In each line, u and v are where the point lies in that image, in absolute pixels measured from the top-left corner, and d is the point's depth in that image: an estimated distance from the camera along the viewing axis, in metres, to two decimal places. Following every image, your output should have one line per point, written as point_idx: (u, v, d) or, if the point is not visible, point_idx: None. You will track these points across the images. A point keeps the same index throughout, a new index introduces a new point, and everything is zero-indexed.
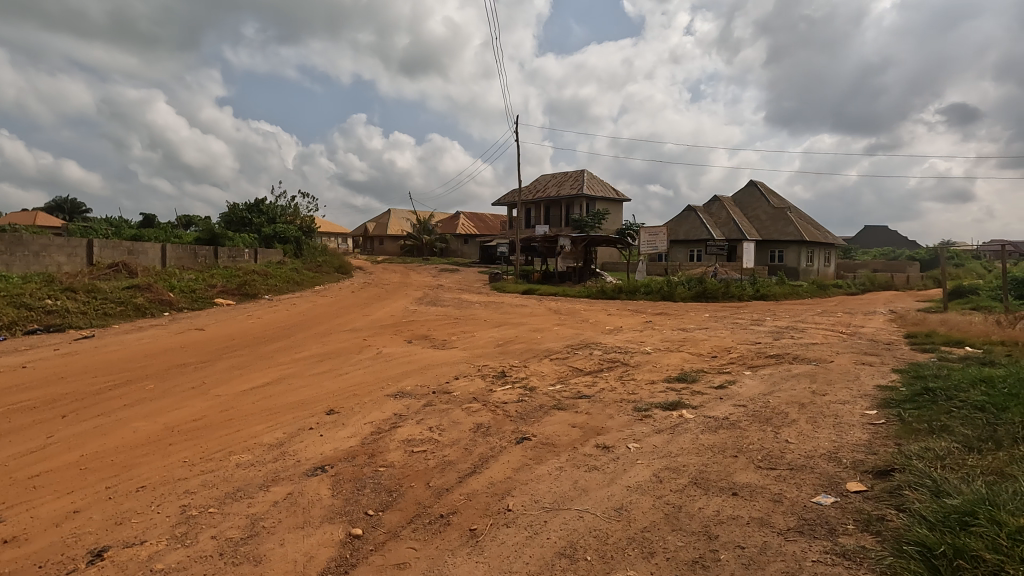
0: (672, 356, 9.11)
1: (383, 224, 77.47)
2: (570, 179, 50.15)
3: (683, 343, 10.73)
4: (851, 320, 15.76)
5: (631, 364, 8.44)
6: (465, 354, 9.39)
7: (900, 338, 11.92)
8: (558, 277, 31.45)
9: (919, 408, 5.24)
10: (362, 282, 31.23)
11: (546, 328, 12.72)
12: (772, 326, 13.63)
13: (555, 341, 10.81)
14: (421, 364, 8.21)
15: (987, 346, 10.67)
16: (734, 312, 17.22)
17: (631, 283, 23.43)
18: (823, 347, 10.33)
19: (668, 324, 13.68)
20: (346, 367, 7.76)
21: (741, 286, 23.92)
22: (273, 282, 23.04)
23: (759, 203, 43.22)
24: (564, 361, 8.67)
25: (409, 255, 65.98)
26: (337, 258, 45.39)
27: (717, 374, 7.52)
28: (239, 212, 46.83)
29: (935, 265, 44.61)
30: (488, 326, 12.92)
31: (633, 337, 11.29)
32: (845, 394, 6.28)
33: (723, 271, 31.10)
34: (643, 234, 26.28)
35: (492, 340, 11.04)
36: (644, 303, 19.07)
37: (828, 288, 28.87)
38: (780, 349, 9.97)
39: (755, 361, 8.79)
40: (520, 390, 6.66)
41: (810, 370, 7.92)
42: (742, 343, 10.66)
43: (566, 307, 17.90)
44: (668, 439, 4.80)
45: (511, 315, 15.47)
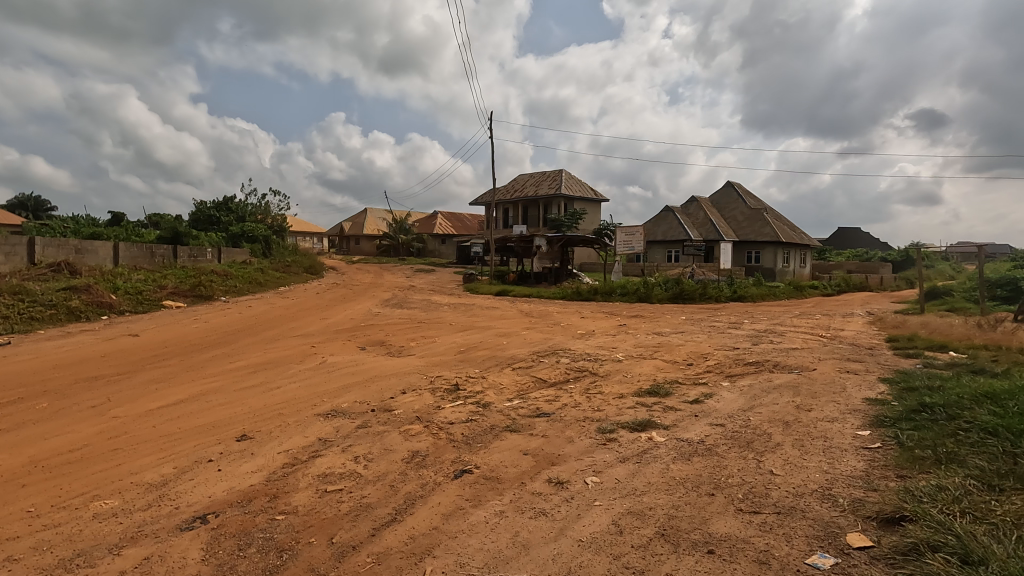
0: (647, 364, 8.43)
1: (360, 223, 76.08)
2: (548, 179, 49.57)
3: (657, 348, 10.07)
4: (831, 322, 15.34)
5: (601, 374, 7.73)
6: (421, 363, 8.56)
7: (881, 342, 11.46)
8: (534, 278, 30.75)
9: (918, 428, 4.62)
10: (331, 283, 30.11)
11: (514, 332, 11.97)
12: (750, 330, 13.11)
13: (522, 347, 10.04)
14: (368, 375, 7.38)
15: (971, 351, 10.26)
16: (712, 314, 16.70)
17: (607, 284, 22.84)
18: (804, 353, 9.77)
19: (643, 328, 13.02)
20: (282, 379, 6.88)
21: (719, 288, 23.52)
22: (233, 283, 21.90)
23: (737, 204, 43.14)
24: (528, 371, 7.92)
25: (384, 255, 64.73)
26: (308, 258, 44.09)
27: (693, 386, 6.83)
28: (206, 210, 45.23)
29: (908, 266, 45.03)
30: (453, 331, 12.11)
31: (605, 343, 10.57)
32: (833, 410, 5.63)
33: (700, 272, 30.78)
34: (620, 234, 25.72)
35: (454, 346, 10.22)
36: (619, 306, 18.42)
37: (805, 288, 28.71)
38: (759, 355, 9.38)
39: (733, 370, 8.15)
40: (472, 407, 5.88)
41: (792, 379, 7.31)
42: (720, 349, 10.04)
43: (538, 309, 17.16)
44: (634, 471, 4.08)
45: (480, 318, 14.69)
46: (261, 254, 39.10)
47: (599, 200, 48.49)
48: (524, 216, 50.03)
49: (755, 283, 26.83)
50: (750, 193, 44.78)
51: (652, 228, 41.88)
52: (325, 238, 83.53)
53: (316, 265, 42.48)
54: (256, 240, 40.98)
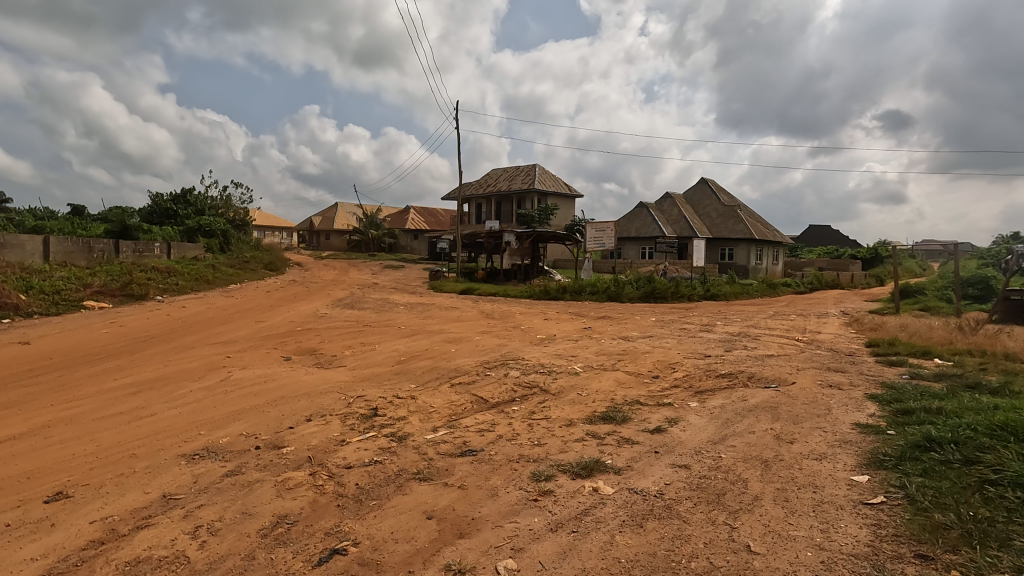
0: (607, 378, 7.37)
1: (329, 217, 73.85)
2: (522, 174, 48.51)
3: (622, 357, 9.02)
4: (806, 323, 14.61)
5: (552, 392, 6.65)
6: (349, 378, 7.36)
7: (861, 348, 10.66)
8: (503, 275, 29.64)
9: (931, 476, 3.68)
10: (289, 279, 28.55)
11: (467, 337, 10.82)
12: (723, 333, 12.22)
13: (471, 356, 8.91)
14: (275, 394, 6.17)
15: (958, 359, 9.48)
16: (684, 315, 15.82)
17: (577, 282, 21.86)
18: (781, 362, 8.85)
19: (610, 331, 12.00)
20: (162, 403, 5.64)
21: (691, 286, 22.77)
22: (176, 281, 20.31)
23: (711, 201, 42.72)
24: (469, 388, 6.79)
25: (354, 251, 62.89)
26: (270, 253, 42.20)
27: (657, 408, 5.80)
28: (162, 203, 43.02)
29: (877, 262, 45.19)
30: (400, 335, 10.95)
31: (565, 350, 9.50)
32: (819, 443, 4.67)
33: (673, 269, 30.03)
34: (590, 230, 24.76)
35: (394, 356, 9.00)
36: (588, 306, 17.44)
37: (778, 287, 28.21)
38: (732, 365, 8.46)
39: (704, 385, 7.14)
40: (383, 442, 4.73)
41: (770, 397, 6.36)
42: (690, 357, 9.05)
43: (501, 310, 16.07)
44: (565, 549, 3.02)
45: (435, 320, 13.53)
46: (218, 249, 37.15)
47: (572, 196, 47.57)
48: (496, 211, 48.87)
49: (728, 281, 26.25)
50: (724, 190, 44.40)
51: (625, 224, 41.16)
52: (294, 233, 80.99)
53: (278, 260, 40.63)
54: (214, 234, 38.91)
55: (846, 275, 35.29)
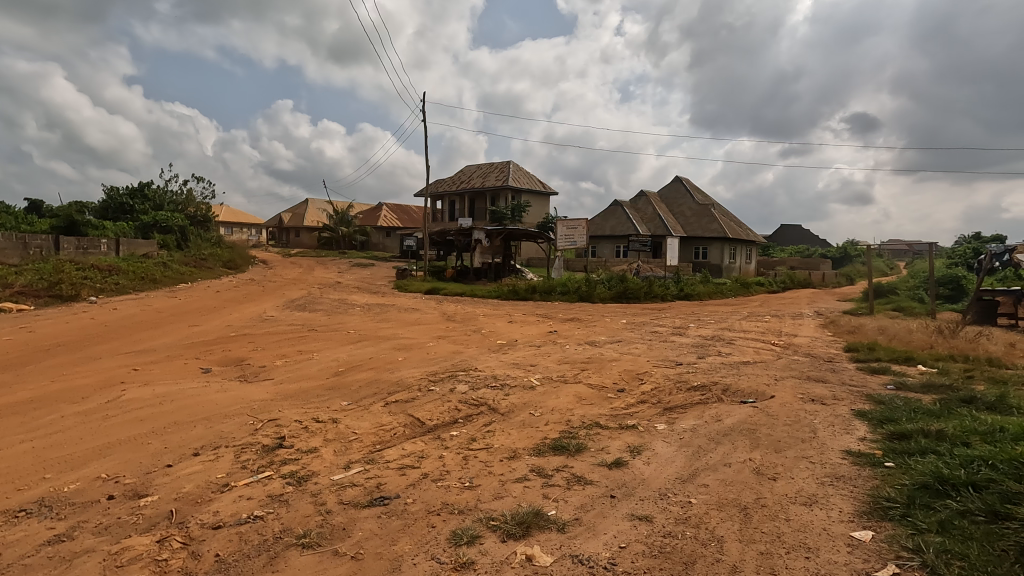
0: (567, 393, 6.52)
1: (300, 214, 71.82)
2: (495, 171, 47.63)
3: (586, 366, 8.18)
4: (781, 325, 14.07)
5: (501, 412, 5.77)
6: (271, 395, 6.37)
7: (840, 353, 10.06)
8: (473, 274, 28.66)
9: (952, 536, 2.91)
10: (247, 278, 27.17)
11: (419, 343, 9.85)
12: (697, 337, 11.51)
13: (419, 366, 7.97)
14: (167, 418, 5.16)
15: (941, 366, 8.92)
16: (656, 317, 15.10)
17: (547, 282, 21.06)
18: (757, 371, 8.13)
19: (576, 336, 11.17)
20: (16, 435, 4.62)
21: (664, 286, 22.18)
22: (117, 280, 18.91)
23: (685, 200, 42.49)
24: (406, 408, 5.87)
25: (323, 249, 61.13)
26: (232, 251, 40.51)
27: (618, 433, 4.98)
28: (118, 198, 41.08)
29: (846, 262, 45.53)
30: (346, 341, 9.95)
31: (524, 359, 8.63)
32: (806, 482, 3.90)
33: (647, 268, 29.53)
34: (561, 228, 23.95)
35: (332, 367, 8.01)
36: (556, 307, 16.64)
37: (751, 286, 27.89)
38: (705, 375, 7.72)
39: (673, 403, 6.34)
40: (275, 487, 3.78)
41: (747, 416, 5.60)
42: (659, 366, 8.26)
43: (465, 312, 15.14)
44: None
45: (390, 323, 12.57)
46: (175, 246, 35.42)
47: (546, 194, 46.83)
48: (469, 208, 47.84)
49: (702, 280, 25.78)
50: (698, 189, 44.20)
51: (598, 223, 40.58)
52: (263, 230, 78.71)
53: (240, 258, 39.02)
54: (171, 230, 37.08)
55: (817, 274, 35.29)
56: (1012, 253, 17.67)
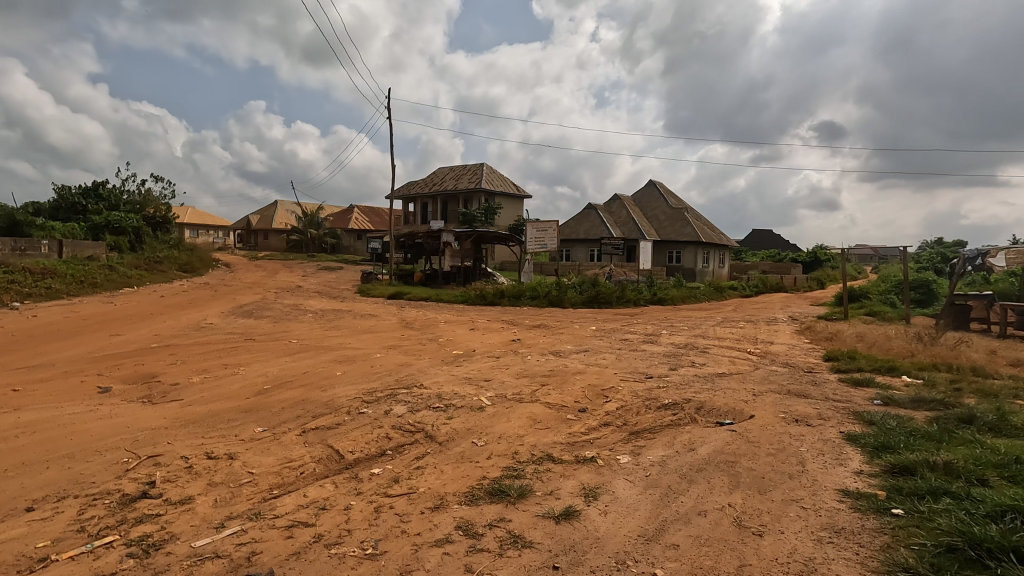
0: (520, 416, 5.65)
1: (268, 215, 69.69)
2: (468, 173, 46.79)
3: (546, 382, 7.32)
4: (756, 332, 13.48)
5: (438, 441, 4.88)
6: (168, 422, 5.36)
7: (819, 363, 9.44)
8: (442, 278, 27.64)
9: None
10: (202, 282, 25.70)
11: (364, 355, 8.86)
12: (669, 346, 10.78)
13: (357, 383, 7.00)
14: (14, 458, 4.14)
15: (926, 377, 8.32)
16: (627, 323, 14.38)
17: (516, 286, 20.22)
18: (734, 385, 7.39)
19: (540, 345, 10.30)
20: None
21: (637, 291, 21.57)
22: (50, 284, 17.43)
23: (659, 203, 42.24)
24: (325, 437, 4.93)
25: (291, 251, 59.32)
26: (192, 254, 38.71)
27: (573, 470, 4.13)
28: (69, 197, 39.02)
29: (817, 266, 45.73)
30: (284, 352, 8.93)
31: (478, 372, 7.73)
32: (800, 539, 3.11)
33: (620, 272, 28.96)
34: (531, 231, 23.13)
35: (256, 384, 6.98)
36: (524, 314, 15.79)
37: (725, 290, 27.55)
38: (677, 390, 6.94)
39: (642, 427, 5.52)
40: (110, 563, 2.84)
41: (725, 443, 4.83)
42: (628, 381, 7.44)
43: (425, 318, 14.19)
44: None
45: (340, 332, 11.59)
46: (129, 248, 33.60)
47: (519, 196, 46.06)
48: (441, 211, 46.77)
49: (675, 283, 25.27)
50: (671, 193, 44.02)
51: (572, 226, 39.95)
52: (230, 232, 76.29)
53: (200, 262, 37.28)
54: (124, 231, 35.15)
55: (789, 278, 35.24)
56: (984, 258, 17.41)
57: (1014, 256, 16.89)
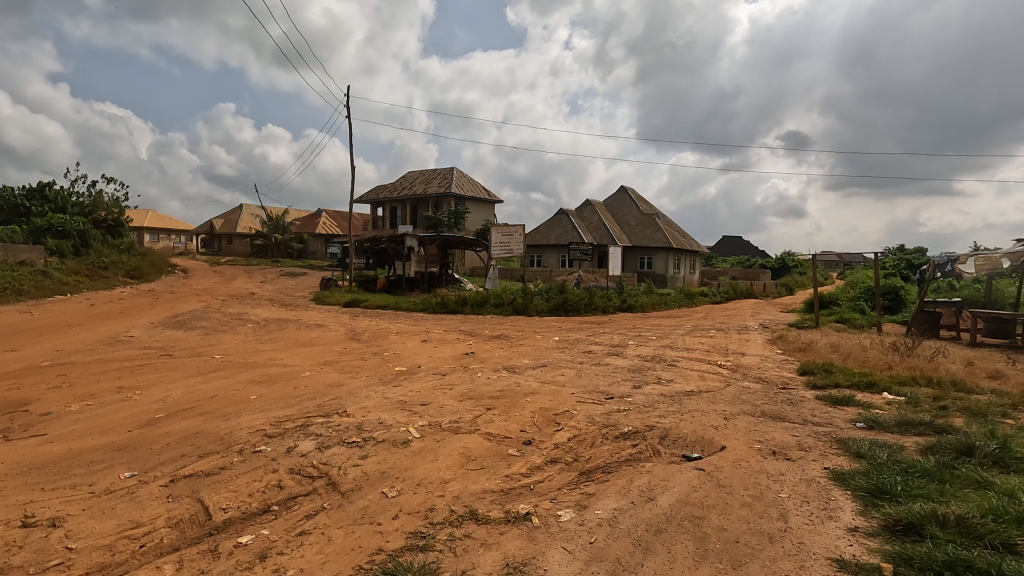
0: (450, 452, 4.72)
1: (232, 219, 67.35)
2: (438, 177, 45.81)
3: (492, 406, 6.39)
4: (727, 342, 12.81)
5: (340, 493, 3.93)
6: (4, 469, 4.27)
7: (793, 377, 8.75)
8: (406, 285, 26.50)
9: None
10: (147, 289, 24.05)
11: (291, 374, 7.79)
12: (635, 359, 9.96)
13: (269, 409, 5.96)
14: None
15: (907, 393, 7.67)
16: (593, 333, 13.58)
17: (480, 293, 19.29)
18: (703, 407, 6.58)
19: (494, 359, 9.36)
20: None
21: (606, 298, 20.86)
22: None
23: (630, 209, 41.90)
24: (198, 489, 3.93)
25: (255, 256, 57.18)
26: (143, 259, 36.67)
27: (498, 537, 3.22)
28: (11, 198, 36.66)
29: (785, 272, 45.98)
30: (198, 371, 7.81)
31: (416, 394, 6.75)
32: None
33: (589, 278, 28.30)
34: (496, 235, 22.21)
35: (147, 412, 5.89)
36: (485, 323, 14.88)
37: (695, 296, 27.11)
38: (640, 415, 6.09)
39: (595, 465, 4.64)
40: None
41: (692, 488, 3.97)
42: (585, 403, 6.56)
43: (376, 329, 13.13)
44: None
45: (277, 345, 10.47)
46: (72, 253, 31.53)
47: (489, 201, 45.19)
48: (409, 215, 45.54)
49: (646, 290, 24.71)
50: (643, 199, 43.76)
51: (543, 231, 39.21)
52: (192, 237, 73.56)
53: (151, 267, 35.35)
54: (68, 235, 32.98)
55: (758, 284, 35.11)
56: (954, 263, 17.15)
57: (983, 262, 16.64)
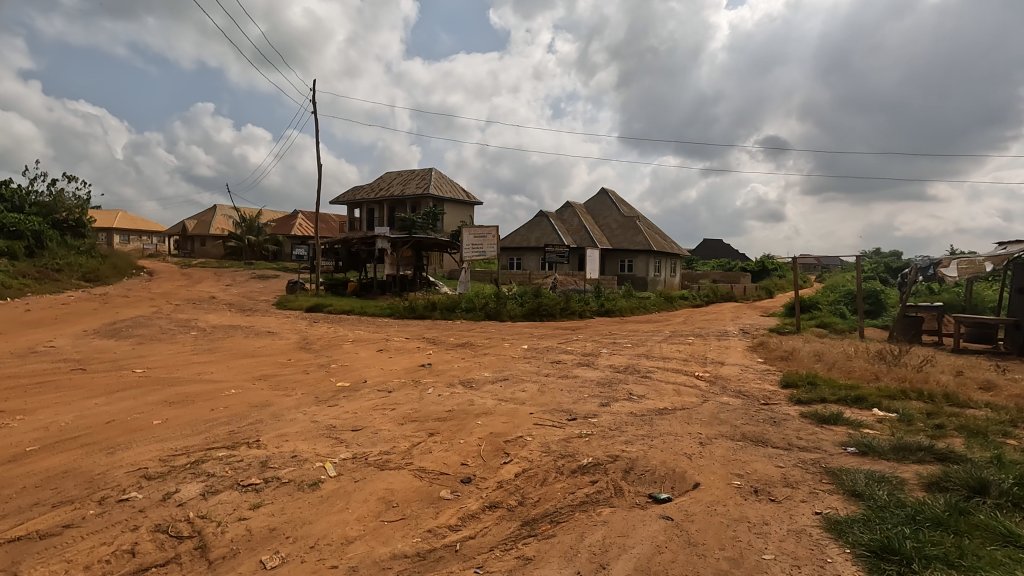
0: (368, 497, 3.87)
1: (205, 221, 65.47)
2: (416, 178, 44.87)
3: (435, 431, 5.53)
4: (706, 349, 12.13)
5: (206, 562, 3.06)
6: None
7: (775, 391, 8.05)
8: (377, 288, 25.47)
9: None
10: (99, 293, 22.62)
11: (214, 392, 6.84)
12: (607, 370, 9.17)
13: (167, 440, 5.03)
14: None
15: (899, 410, 6.98)
16: (566, 340, 12.79)
17: (450, 297, 18.41)
18: (677, 430, 5.79)
19: (451, 372, 8.50)
20: None
21: (583, 302, 20.10)
22: None
23: (610, 212, 41.37)
24: (19, 560, 3.06)
25: (227, 259, 55.48)
26: (104, 262, 34.99)
27: None
28: None
29: (765, 275, 45.84)
30: (105, 389, 6.80)
31: (350, 418, 5.86)
32: None
33: (567, 281, 27.57)
34: (468, 237, 21.35)
35: (16, 445, 4.92)
36: (453, 330, 14.01)
37: (675, 300, 26.57)
38: (603, 441, 5.28)
39: (542, 511, 3.82)
40: None
41: (654, 552, 3.16)
42: (543, 427, 5.73)
43: (332, 337, 12.17)
44: None
45: (214, 356, 9.47)
46: (24, 255, 29.81)
47: (468, 202, 44.34)
48: (386, 217, 44.44)
49: (625, 293, 24.03)
50: (623, 201, 43.28)
51: (521, 234, 38.42)
52: (164, 239, 71.41)
53: (111, 270, 33.71)
54: (21, 235, 31.23)
55: (738, 287, 34.74)
56: (936, 267, 16.71)
57: (965, 266, 16.17)
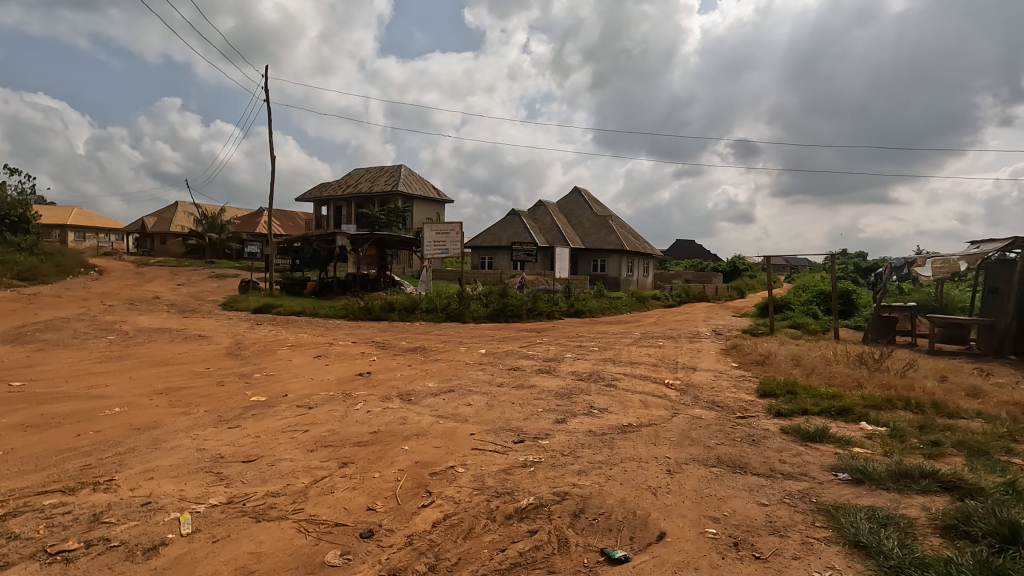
0: (220, 569, 2.85)
1: (165, 218, 62.83)
2: (384, 175, 43.51)
3: (348, 461, 4.51)
4: (678, 353, 11.32)
5: None
6: None
7: (753, 401, 7.23)
8: (337, 287, 24.17)
9: None
10: (30, 292, 20.83)
11: (94, 411, 5.68)
12: (570, 379, 8.23)
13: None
14: None
15: (889, 423, 6.22)
16: (530, 344, 11.85)
17: (410, 297, 17.33)
18: (643, 455, 4.86)
19: (391, 383, 7.46)
20: None
21: (552, 302, 19.22)
22: None
23: (583, 211, 40.71)
24: None
25: (187, 257, 53.13)
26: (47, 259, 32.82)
27: None
28: None
29: (737, 276, 45.80)
30: None
31: (248, 445, 4.79)
32: None
33: (537, 280, 26.70)
34: (431, 234, 20.31)
35: None
36: (409, 333, 12.94)
37: (648, 300, 25.95)
38: (551, 472, 4.33)
39: None
40: None
41: None
42: (482, 453, 4.75)
43: (270, 341, 10.99)
44: None
45: (122, 364, 8.23)
46: None
47: (438, 200, 43.18)
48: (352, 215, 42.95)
49: (596, 292, 23.27)
50: (596, 200, 42.70)
51: (491, 233, 37.43)
52: (122, 237, 68.39)
53: (54, 268, 31.58)
54: None
55: (711, 288, 34.37)
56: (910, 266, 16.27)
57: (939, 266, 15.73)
